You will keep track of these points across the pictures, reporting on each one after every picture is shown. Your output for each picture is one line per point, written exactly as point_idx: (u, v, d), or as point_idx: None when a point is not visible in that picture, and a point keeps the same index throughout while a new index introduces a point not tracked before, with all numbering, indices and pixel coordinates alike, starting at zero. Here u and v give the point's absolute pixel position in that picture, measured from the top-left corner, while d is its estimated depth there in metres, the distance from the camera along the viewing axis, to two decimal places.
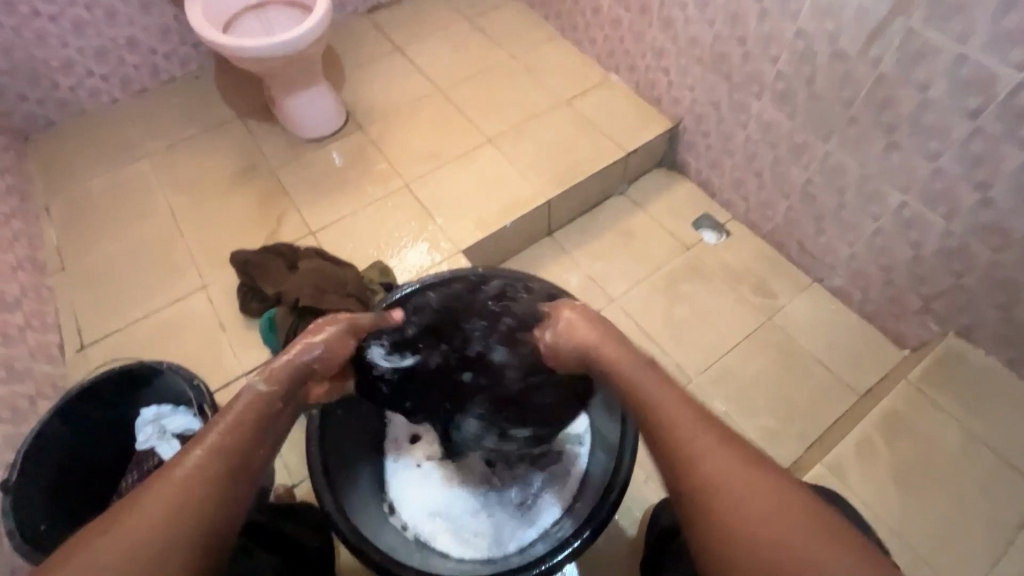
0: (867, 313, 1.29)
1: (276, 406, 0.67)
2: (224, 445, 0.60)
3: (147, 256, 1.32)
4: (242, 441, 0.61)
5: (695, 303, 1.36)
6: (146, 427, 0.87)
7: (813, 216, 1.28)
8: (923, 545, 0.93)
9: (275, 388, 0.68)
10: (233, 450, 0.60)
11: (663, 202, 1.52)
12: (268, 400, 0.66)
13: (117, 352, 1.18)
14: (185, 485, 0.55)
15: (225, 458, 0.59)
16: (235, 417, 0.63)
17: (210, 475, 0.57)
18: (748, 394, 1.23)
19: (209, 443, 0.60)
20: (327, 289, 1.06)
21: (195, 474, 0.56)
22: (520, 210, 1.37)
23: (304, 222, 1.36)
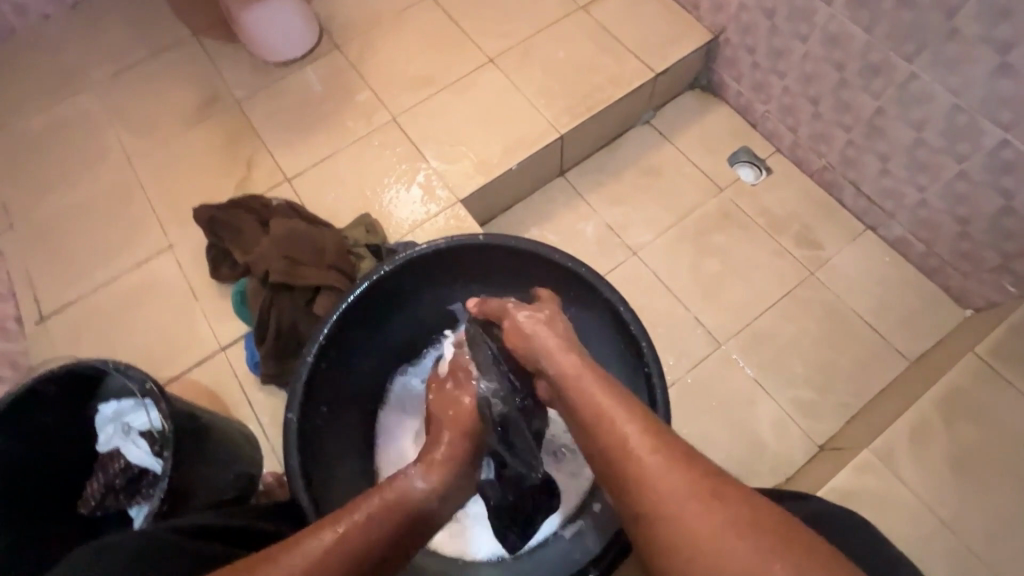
0: (927, 267, 1.13)
1: (429, 510, 0.59)
2: (389, 531, 0.54)
3: (101, 212, 1.15)
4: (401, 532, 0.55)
5: (729, 255, 1.19)
6: (107, 426, 0.78)
7: (879, 154, 1.08)
8: (983, 538, 0.82)
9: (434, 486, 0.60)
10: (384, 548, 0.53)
11: (696, 134, 1.29)
12: (425, 499, 0.59)
13: (79, 324, 1.05)
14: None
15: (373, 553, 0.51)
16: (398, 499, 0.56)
17: (355, 570, 0.50)
18: (784, 361, 1.11)
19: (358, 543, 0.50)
20: (302, 261, 0.93)
21: (351, 554, 0.50)
22: (529, 149, 1.16)
23: (277, 167, 1.17)
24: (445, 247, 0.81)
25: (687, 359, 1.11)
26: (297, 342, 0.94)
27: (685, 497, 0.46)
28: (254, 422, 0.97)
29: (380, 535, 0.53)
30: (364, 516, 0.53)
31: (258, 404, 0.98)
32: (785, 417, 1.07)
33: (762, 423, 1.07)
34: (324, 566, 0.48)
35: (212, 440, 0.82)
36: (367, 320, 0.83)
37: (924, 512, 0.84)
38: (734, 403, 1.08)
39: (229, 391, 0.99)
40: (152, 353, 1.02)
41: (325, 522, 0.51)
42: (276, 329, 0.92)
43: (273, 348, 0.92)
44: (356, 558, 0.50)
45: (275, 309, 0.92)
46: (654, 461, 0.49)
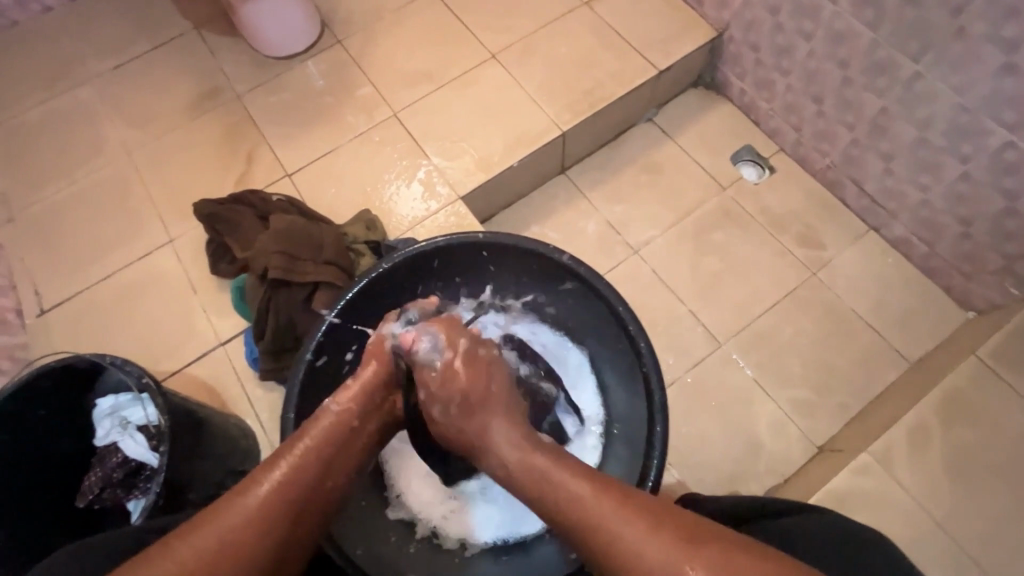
0: (929, 268, 1.13)
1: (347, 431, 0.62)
2: (313, 462, 0.58)
3: (101, 206, 1.15)
4: (327, 464, 0.59)
5: (730, 254, 1.18)
6: (105, 420, 0.78)
7: (883, 154, 1.07)
8: (981, 542, 0.82)
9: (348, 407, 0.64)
10: (314, 481, 0.57)
11: (699, 132, 1.29)
12: (346, 428, 0.62)
13: (78, 317, 1.06)
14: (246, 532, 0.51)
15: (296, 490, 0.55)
16: (318, 437, 0.60)
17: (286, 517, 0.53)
18: (784, 361, 1.10)
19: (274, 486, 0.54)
20: (300, 255, 0.93)
21: (277, 499, 0.53)
22: (530, 145, 1.16)
23: (277, 162, 1.16)
24: (445, 244, 0.80)
25: (687, 359, 1.11)
26: (296, 338, 0.94)
27: (680, 567, 0.45)
28: (252, 418, 0.97)
29: (305, 471, 0.57)
30: (290, 457, 0.57)
31: (256, 399, 0.98)
32: (784, 418, 1.07)
33: (762, 423, 1.06)
34: (247, 515, 0.51)
35: (209, 436, 0.82)
36: (366, 317, 0.82)
37: (922, 515, 0.84)
38: (733, 403, 1.08)
39: (228, 386, 0.99)
40: (151, 347, 1.03)
41: (247, 479, 0.55)
42: (275, 323, 0.92)
43: (271, 343, 0.92)
44: (284, 497, 0.54)
45: (273, 304, 0.92)
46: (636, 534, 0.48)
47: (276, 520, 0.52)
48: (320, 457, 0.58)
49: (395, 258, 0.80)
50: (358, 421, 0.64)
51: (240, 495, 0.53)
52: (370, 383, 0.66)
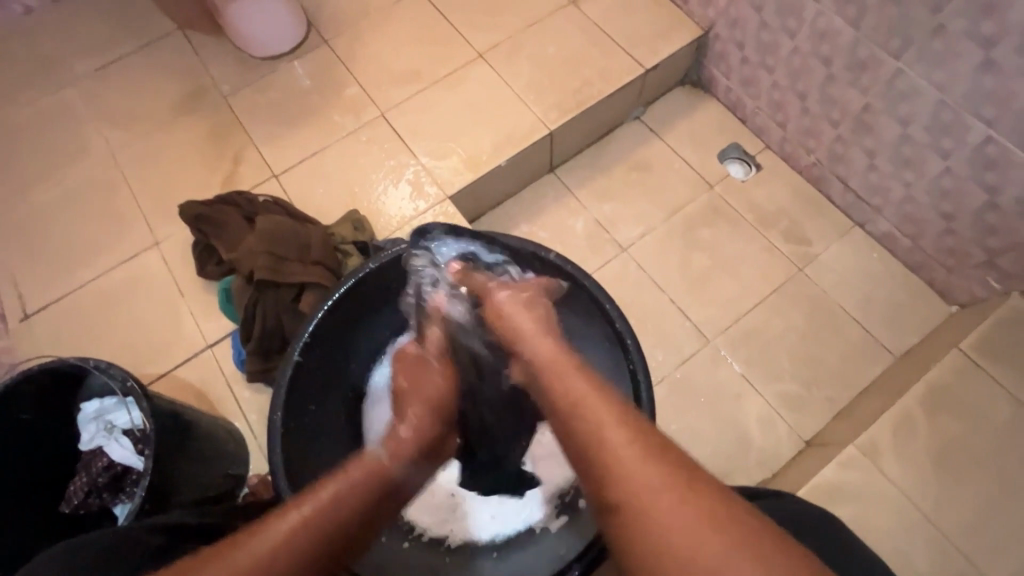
0: (913, 263, 1.14)
1: (392, 481, 0.65)
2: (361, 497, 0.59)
3: (85, 209, 1.13)
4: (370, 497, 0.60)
5: (718, 251, 1.19)
6: (89, 424, 0.77)
7: (866, 150, 1.08)
8: (965, 532, 0.83)
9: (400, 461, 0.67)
10: (358, 514, 0.57)
11: (686, 129, 1.29)
12: (388, 474, 0.64)
13: (63, 322, 1.04)
14: (292, 552, 0.50)
15: (344, 523, 0.55)
16: (362, 473, 0.61)
17: (322, 542, 0.52)
18: (772, 356, 1.11)
19: (330, 510, 0.54)
20: (286, 256, 0.92)
21: (324, 524, 0.53)
22: (518, 144, 1.16)
23: (264, 163, 1.16)
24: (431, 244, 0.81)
25: (676, 355, 1.12)
26: (283, 340, 0.93)
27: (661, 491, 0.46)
28: (241, 420, 0.97)
29: (355, 509, 0.57)
30: (343, 488, 0.58)
31: (244, 401, 0.97)
32: (772, 413, 1.07)
33: (751, 418, 1.07)
34: (306, 537, 0.51)
35: (197, 438, 0.81)
36: (354, 317, 0.82)
37: (908, 507, 0.85)
38: (722, 398, 1.08)
39: (215, 389, 0.98)
40: (137, 350, 1.02)
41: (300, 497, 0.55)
42: (261, 324, 0.91)
43: (258, 344, 0.91)
44: (330, 523, 0.54)
45: (259, 305, 0.91)
46: (631, 455, 0.49)
47: (319, 547, 0.52)
48: (365, 494, 0.59)
49: (382, 256, 0.81)
50: (398, 470, 0.66)
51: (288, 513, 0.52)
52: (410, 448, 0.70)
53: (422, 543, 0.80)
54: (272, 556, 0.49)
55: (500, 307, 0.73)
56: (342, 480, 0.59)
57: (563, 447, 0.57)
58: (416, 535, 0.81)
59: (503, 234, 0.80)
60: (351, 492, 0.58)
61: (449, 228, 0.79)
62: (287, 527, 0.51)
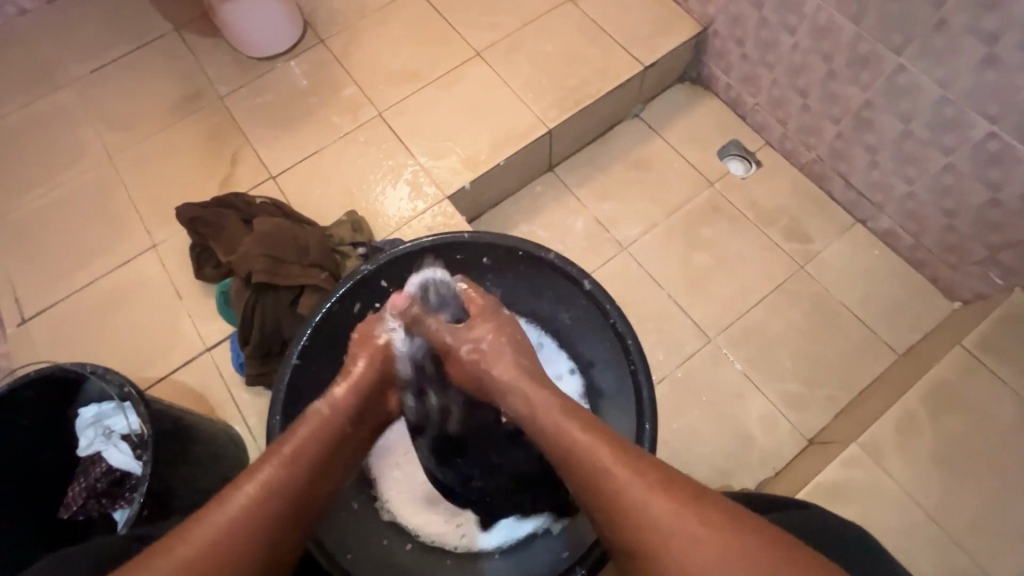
0: (915, 260, 1.14)
1: (339, 435, 0.62)
2: (303, 466, 0.57)
3: (82, 212, 1.13)
4: (317, 459, 0.58)
5: (718, 250, 1.19)
6: (87, 430, 0.77)
7: (867, 147, 1.07)
8: (969, 531, 0.83)
9: (342, 407, 0.63)
10: (304, 480, 0.56)
11: (685, 127, 1.29)
12: (334, 430, 0.61)
13: (61, 326, 1.04)
14: (224, 534, 0.50)
15: (281, 497, 0.54)
16: (304, 437, 0.59)
17: (266, 516, 0.52)
18: (774, 355, 1.10)
19: (263, 484, 0.53)
20: (284, 258, 0.92)
21: (266, 499, 0.53)
22: (516, 144, 1.15)
23: (262, 164, 1.15)
24: (430, 245, 0.80)
25: (677, 354, 1.11)
26: (282, 343, 0.92)
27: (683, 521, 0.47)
28: (240, 423, 0.96)
29: (295, 472, 0.56)
30: (280, 458, 0.56)
31: (243, 405, 0.97)
32: (774, 412, 1.07)
33: (752, 417, 1.07)
34: (237, 513, 0.51)
35: (196, 443, 0.81)
36: (353, 320, 0.82)
37: (911, 506, 0.85)
38: (724, 398, 1.08)
39: (214, 393, 0.98)
40: (136, 354, 1.01)
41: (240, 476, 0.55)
42: (259, 327, 0.90)
43: (256, 347, 0.91)
44: (272, 493, 0.54)
45: (257, 307, 0.91)
46: (656, 502, 0.49)
47: (263, 520, 0.52)
48: (310, 457, 0.58)
49: (381, 258, 0.80)
50: (348, 422, 0.63)
51: (228, 495, 0.53)
52: (358, 388, 0.65)
53: (423, 546, 0.80)
54: (215, 538, 0.49)
55: (478, 341, 0.68)
56: (283, 448, 0.57)
57: (564, 450, 0.57)
58: (418, 538, 0.81)
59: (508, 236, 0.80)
60: (292, 461, 0.56)
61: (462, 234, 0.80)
62: (228, 511, 0.51)
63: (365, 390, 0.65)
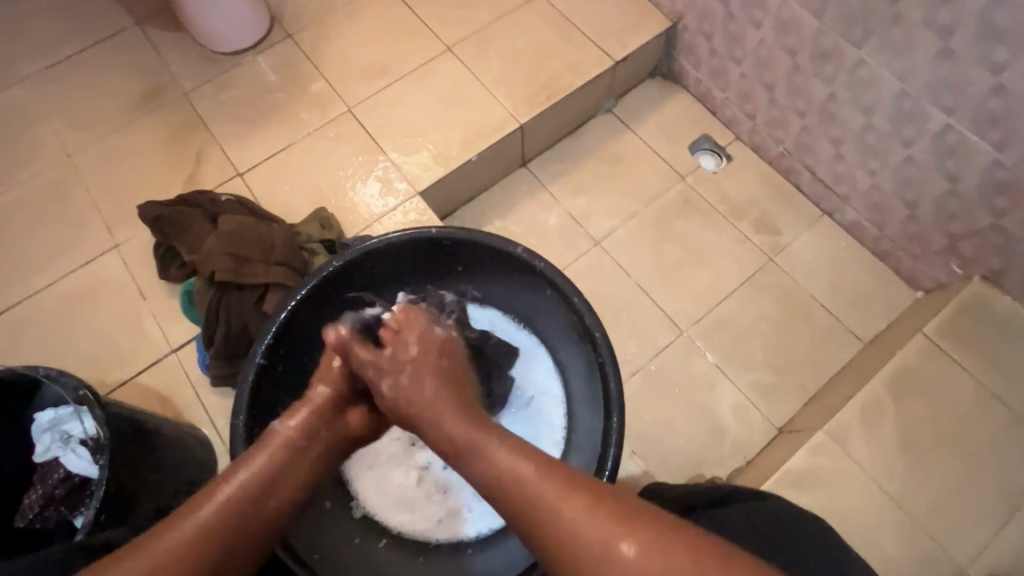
0: (880, 251, 1.16)
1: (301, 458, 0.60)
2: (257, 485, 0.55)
3: (40, 211, 1.09)
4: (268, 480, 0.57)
5: (690, 243, 1.20)
6: (44, 435, 0.74)
7: (832, 139, 1.09)
8: (930, 513, 0.85)
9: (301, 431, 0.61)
10: (259, 497, 0.55)
11: (657, 121, 1.30)
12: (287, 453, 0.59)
13: (19, 329, 1.01)
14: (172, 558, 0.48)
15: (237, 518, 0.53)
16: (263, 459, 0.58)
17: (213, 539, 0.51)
18: (745, 346, 1.12)
19: (213, 507, 0.52)
20: (249, 257, 0.90)
21: (223, 515, 0.52)
22: (488, 139, 1.15)
23: (228, 161, 1.12)
24: (397, 241, 0.79)
25: (650, 347, 1.12)
26: (249, 342, 0.91)
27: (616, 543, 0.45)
28: (208, 425, 0.94)
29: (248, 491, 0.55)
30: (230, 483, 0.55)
31: (211, 406, 0.95)
32: (745, 402, 1.08)
33: (723, 407, 1.08)
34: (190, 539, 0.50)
35: (160, 446, 0.79)
36: (320, 317, 0.80)
37: (875, 489, 0.87)
38: (696, 389, 1.09)
39: (181, 395, 0.96)
40: (98, 357, 0.98)
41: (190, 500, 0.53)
42: (225, 327, 0.89)
43: (222, 348, 0.89)
44: (225, 514, 0.53)
45: (222, 307, 0.89)
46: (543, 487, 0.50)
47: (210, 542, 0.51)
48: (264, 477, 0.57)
49: (347, 255, 0.79)
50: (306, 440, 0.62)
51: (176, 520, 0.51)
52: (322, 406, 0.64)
53: (398, 542, 0.79)
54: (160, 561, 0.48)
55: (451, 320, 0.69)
56: (237, 471, 0.56)
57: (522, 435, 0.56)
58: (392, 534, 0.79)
59: (480, 231, 0.79)
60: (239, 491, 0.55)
61: (435, 232, 0.79)
62: (171, 536, 0.49)
63: (326, 414, 0.64)
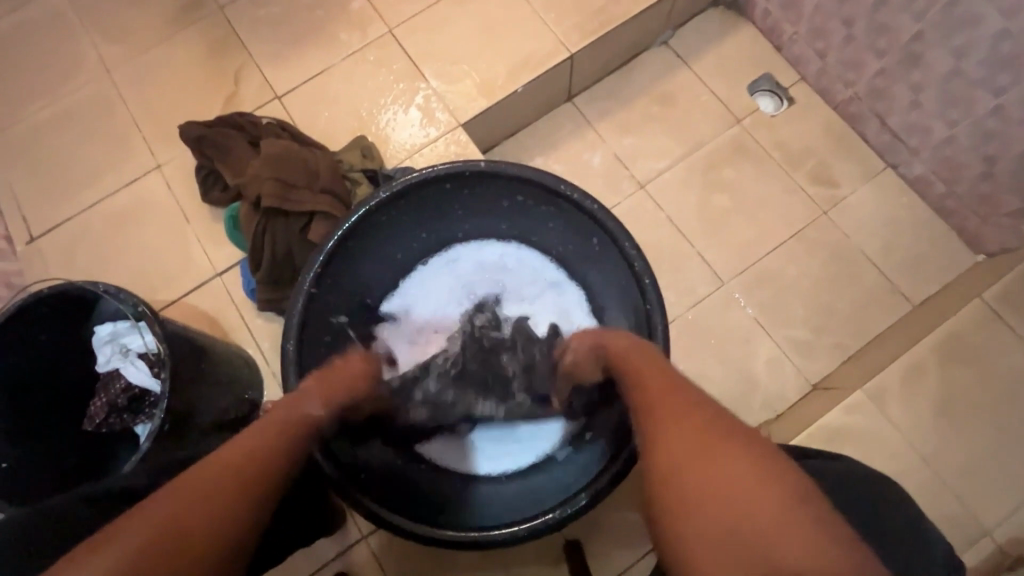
0: (944, 210, 1.10)
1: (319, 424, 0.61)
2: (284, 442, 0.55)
3: (82, 127, 1.09)
4: (293, 453, 0.56)
5: (739, 191, 1.14)
6: (104, 347, 0.78)
7: (911, 85, 1.00)
8: (961, 476, 0.86)
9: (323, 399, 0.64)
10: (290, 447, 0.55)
11: (716, 57, 1.20)
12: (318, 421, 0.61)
13: (69, 246, 1.03)
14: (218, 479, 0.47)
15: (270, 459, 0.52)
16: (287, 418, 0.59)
17: (234, 484, 0.47)
18: (787, 302, 1.09)
19: (246, 447, 0.52)
20: (293, 184, 0.89)
21: (257, 460, 0.51)
22: (535, 70, 1.08)
23: (267, 83, 1.09)
24: (444, 173, 0.77)
25: (688, 296, 1.10)
26: (293, 271, 0.91)
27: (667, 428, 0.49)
28: (253, 346, 0.97)
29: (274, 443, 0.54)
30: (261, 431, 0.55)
31: (256, 329, 0.98)
32: (781, 357, 1.07)
33: (758, 361, 1.06)
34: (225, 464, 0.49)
35: (211, 364, 0.82)
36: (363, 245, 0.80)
37: (908, 450, 0.87)
38: (732, 341, 1.08)
39: (227, 317, 0.99)
40: (146, 276, 1.01)
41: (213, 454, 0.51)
42: (270, 254, 0.89)
43: (268, 275, 0.90)
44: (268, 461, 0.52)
45: (268, 234, 0.89)
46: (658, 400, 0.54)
47: (240, 482, 0.48)
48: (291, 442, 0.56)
49: (394, 186, 0.77)
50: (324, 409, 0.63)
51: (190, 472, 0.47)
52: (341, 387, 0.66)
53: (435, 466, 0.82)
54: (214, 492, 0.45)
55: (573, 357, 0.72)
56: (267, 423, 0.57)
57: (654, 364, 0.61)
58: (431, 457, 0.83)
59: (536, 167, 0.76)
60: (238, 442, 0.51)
61: (485, 164, 0.77)
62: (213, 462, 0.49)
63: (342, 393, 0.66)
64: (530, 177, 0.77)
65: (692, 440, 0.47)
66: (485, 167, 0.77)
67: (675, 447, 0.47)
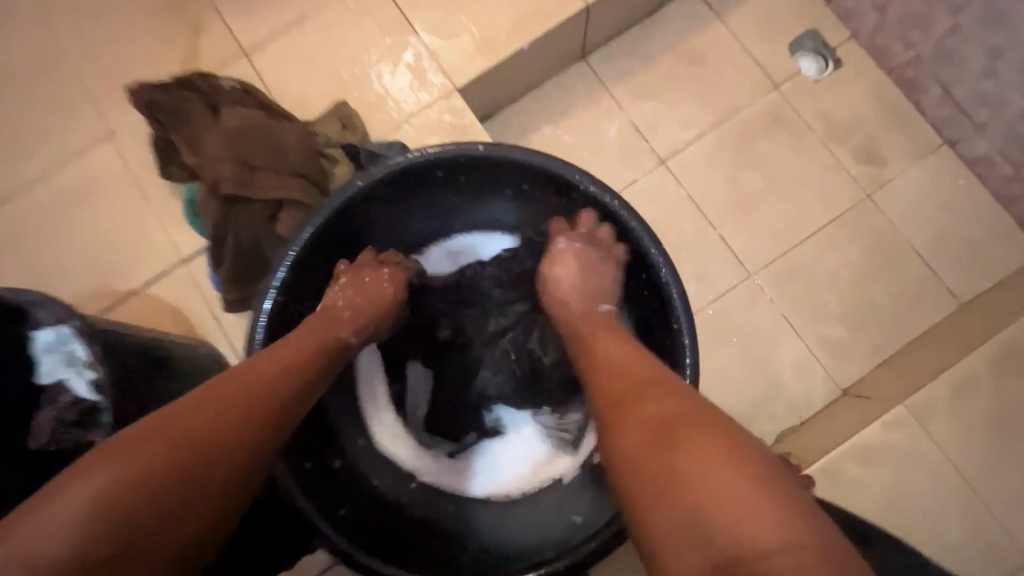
0: (1005, 195, 0.97)
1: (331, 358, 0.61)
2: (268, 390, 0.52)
3: (19, 86, 0.94)
4: (279, 396, 0.53)
5: (773, 169, 1.01)
6: (45, 356, 0.63)
7: (988, 48, 0.85)
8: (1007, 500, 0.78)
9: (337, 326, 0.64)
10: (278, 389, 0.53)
11: (755, 9, 1.04)
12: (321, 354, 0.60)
13: (13, 226, 0.90)
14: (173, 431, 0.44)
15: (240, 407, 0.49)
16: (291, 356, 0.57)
17: (198, 435, 0.44)
18: (820, 296, 0.98)
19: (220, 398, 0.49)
20: (258, 165, 0.77)
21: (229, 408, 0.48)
22: (546, 23, 0.92)
23: (231, 36, 0.93)
24: (435, 158, 0.65)
25: (710, 289, 0.99)
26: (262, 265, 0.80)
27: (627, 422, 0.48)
28: (225, 344, 0.87)
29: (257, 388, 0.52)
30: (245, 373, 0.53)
31: (227, 325, 0.88)
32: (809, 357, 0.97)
33: (784, 362, 0.96)
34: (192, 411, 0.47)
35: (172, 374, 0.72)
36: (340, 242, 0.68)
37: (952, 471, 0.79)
38: (757, 340, 0.97)
39: (195, 311, 0.88)
40: (102, 263, 0.89)
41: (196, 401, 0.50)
42: (233, 246, 0.77)
43: (231, 270, 0.78)
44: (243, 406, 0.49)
45: (230, 224, 0.77)
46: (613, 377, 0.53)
47: (214, 436, 0.46)
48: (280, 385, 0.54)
49: (376, 173, 0.65)
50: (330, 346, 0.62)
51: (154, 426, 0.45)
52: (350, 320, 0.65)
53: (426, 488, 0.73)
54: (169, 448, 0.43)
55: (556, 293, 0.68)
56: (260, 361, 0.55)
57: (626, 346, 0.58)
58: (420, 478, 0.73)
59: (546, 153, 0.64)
60: (220, 392, 0.48)
61: (485, 147, 0.64)
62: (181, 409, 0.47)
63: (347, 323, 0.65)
64: (538, 164, 0.64)
65: (652, 430, 0.45)
66: (485, 151, 0.64)
67: (634, 443, 0.45)
